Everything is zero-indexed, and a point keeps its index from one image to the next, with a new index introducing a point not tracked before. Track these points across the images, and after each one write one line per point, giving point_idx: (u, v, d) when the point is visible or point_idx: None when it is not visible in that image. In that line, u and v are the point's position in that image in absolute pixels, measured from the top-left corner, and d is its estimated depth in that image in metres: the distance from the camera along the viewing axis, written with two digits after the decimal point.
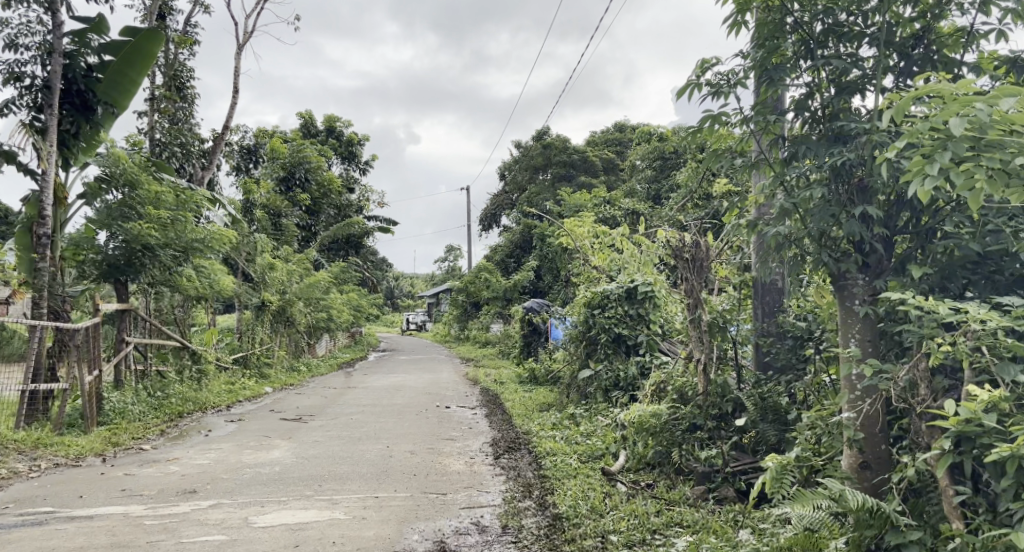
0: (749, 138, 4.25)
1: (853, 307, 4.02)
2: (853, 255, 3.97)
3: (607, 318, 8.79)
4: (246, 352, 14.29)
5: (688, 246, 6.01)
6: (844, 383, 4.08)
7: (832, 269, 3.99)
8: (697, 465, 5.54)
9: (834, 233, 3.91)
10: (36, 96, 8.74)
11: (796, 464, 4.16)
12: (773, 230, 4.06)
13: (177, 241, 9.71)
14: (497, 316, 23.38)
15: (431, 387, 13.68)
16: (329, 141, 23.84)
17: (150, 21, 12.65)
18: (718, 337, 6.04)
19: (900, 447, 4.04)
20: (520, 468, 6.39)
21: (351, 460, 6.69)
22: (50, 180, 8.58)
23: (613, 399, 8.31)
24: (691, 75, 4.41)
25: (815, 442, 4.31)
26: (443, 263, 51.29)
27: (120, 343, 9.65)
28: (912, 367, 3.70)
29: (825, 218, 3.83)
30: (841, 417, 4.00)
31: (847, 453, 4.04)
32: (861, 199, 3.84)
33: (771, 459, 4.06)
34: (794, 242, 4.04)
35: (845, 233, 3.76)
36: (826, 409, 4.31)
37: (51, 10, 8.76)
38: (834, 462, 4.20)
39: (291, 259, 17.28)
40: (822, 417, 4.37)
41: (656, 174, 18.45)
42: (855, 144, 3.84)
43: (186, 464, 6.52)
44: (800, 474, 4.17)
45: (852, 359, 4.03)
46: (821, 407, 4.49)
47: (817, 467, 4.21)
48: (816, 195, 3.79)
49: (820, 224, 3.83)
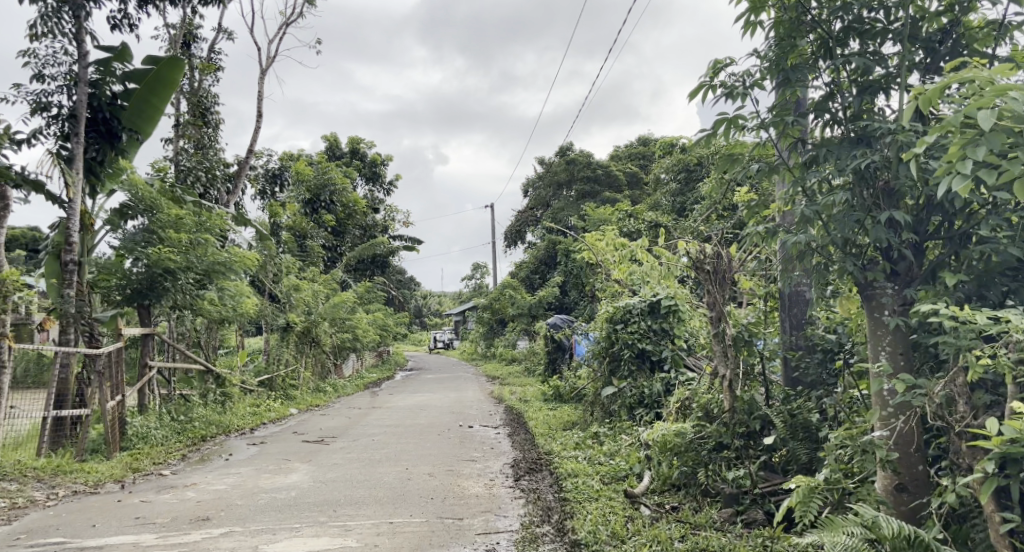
0: (767, 143, 4.02)
1: (882, 318, 3.78)
2: (880, 262, 3.75)
3: (629, 333, 8.60)
4: (270, 374, 14.26)
5: (709, 258, 5.84)
6: (875, 401, 3.84)
7: (858, 278, 3.76)
8: (724, 487, 5.31)
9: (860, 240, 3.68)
10: (63, 125, 8.85)
11: (827, 486, 3.90)
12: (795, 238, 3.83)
13: (198, 264, 9.67)
14: (522, 333, 23.22)
15: (455, 406, 13.54)
16: (353, 162, 23.97)
17: (174, 48, 12.81)
18: (744, 350, 5.88)
19: (938, 468, 3.79)
20: (541, 490, 6.22)
21: (368, 483, 6.56)
22: (76, 208, 8.65)
23: (637, 417, 8.11)
24: (703, 77, 4.20)
25: (847, 462, 4.02)
26: (471, 281, 51.33)
27: (143, 367, 9.58)
28: (949, 382, 3.47)
29: (850, 225, 3.61)
30: (873, 435, 3.74)
31: (882, 475, 3.80)
32: (888, 203, 3.62)
33: (798, 481, 3.85)
34: (817, 250, 3.82)
35: (871, 239, 3.55)
36: (858, 428, 4.06)
37: (76, 41, 8.86)
38: (868, 483, 3.97)
39: (316, 279, 17.33)
40: (853, 435, 4.10)
41: (681, 187, 18.23)
42: (881, 145, 3.63)
43: (203, 490, 6.43)
44: (831, 497, 3.89)
45: (883, 374, 3.79)
46: (852, 425, 4.23)
47: (848, 490, 3.93)
48: (839, 199, 3.57)
49: (845, 231, 3.62)
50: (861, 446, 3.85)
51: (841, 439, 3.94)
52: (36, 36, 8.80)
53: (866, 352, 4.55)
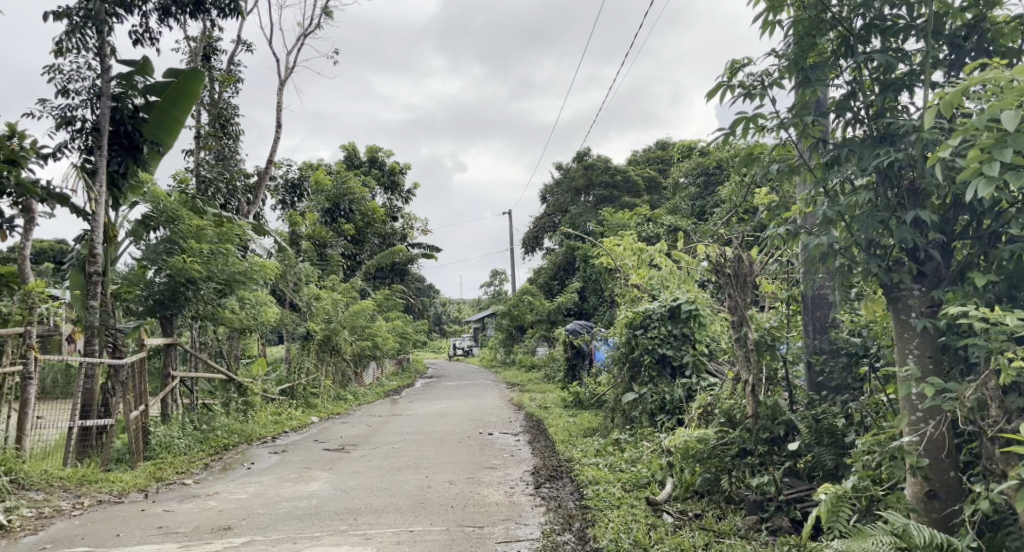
0: (787, 143, 3.96)
1: (909, 321, 3.70)
2: (906, 263, 3.67)
3: (649, 338, 8.53)
4: (292, 383, 14.32)
5: (730, 261, 5.78)
6: (903, 404, 3.75)
7: (883, 279, 3.68)
8: (749, 493, 5.24)
9: (884, 240, 3.60)
10: (87, 138, 8.96)
11: (855, 493, 3.81)
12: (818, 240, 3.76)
13: (219, 274, 9.72)
14: (542, 339, 23.16)
15: (475, 413, 13.52)
16: (372, 171, 24.08)
17: (194, 61, 12.95)
18: (767, 355, 5.79)
19: (970, 474, 3.69)
20: (562, 498, 6.16)
21: (388, 492, 6.53)
22: (99, 220, 8.74)
23: (659, 423, 8.03)
24: (721, 77, 4.14)
25: (874, 468, 3.93)
26: (490, 288, 51.36)
27: (166, 377, 9.65)
28: (980, 386, 3.38)
29: (873, 225, 3.53)
30: (902, 440, 3.65)
31: (911, 482, 3.71)
32: (913, 202, 3.54)
33: (824, 488, 3.76)
34: (840, 251, 3.75)
35: (896, 240, 3.47)
36: (886, 433, 3.97)
37: (99, 55, 8.97)
38: (897, 490, 3.88)
39: (336, 288, 17.41)
40: (880, 441, 4.01)
41: (701, 191, 18.13)
42: (905, 143, 3.56)
43: (225, 499, 6.44)
44: (859, 504, 3.80)
45: (912, 377, 3.70)
46: (880, 430, 4.13)
47: (877, 497, 3.84)
48: (863, 199, 3.49)
49: (868, 232, 3.54)
50: (890, 452, 3.76)
51: (869, 444, 3.84)
52: (60, 51, 8.92)
53: (892, 356, 4.46)
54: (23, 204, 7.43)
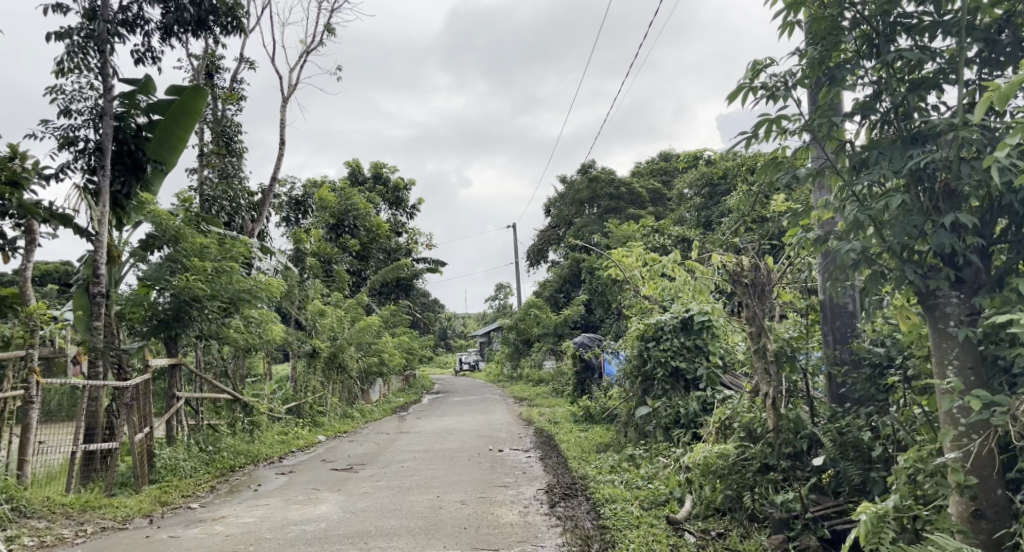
0: (811, 146, 3.80)
1: (947, 329, 3.54)
2: (943, 269, 3.51)
3: (662, 350, 8.37)
4: (299, 401, 14.18)
5: (748, 270, 5.63)
6: (944, 418, 3.58)
7: (918, 286, 3.52)
8: (773, 511, 5.02)
9: (917, 245, 3.44)
10: (90, 158, 8.87)
11: (897, 514, 3.62)
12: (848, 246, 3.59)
13: (223, 292, 9.60)
14: (549, 353, 22.96)
15: (484, 429, 13.34)
16: (376, 187, 24.05)
17: (197, 79, 12.90)
18: (786, 367, 5.60)
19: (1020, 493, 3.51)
20: (578, 518, 6.00)
21: (399, 513, 6.36)
22: (102, 241, 8.63)
23: (674, 438, 7.85)
24: (742, 79, 3.99)
25: (914, 486, 3.74)
26: (495, 302, 51.30)
27: (170, 398, 9.50)
28: None
29: (908, 230, 3.37)
30: (947, 458, 3.47)
31: (955, 501, 3.53)
32: (949, 205, 3.39)
33: (864, 508, 3.58)
34: (871, 257, 3.58)
35: (933, 246, 3.32)
36: (925, 449, 3.79)
37: (101, 74, 8.90)
38: (940, 510, 3.70)
39: (341, 305, 17.29)
40: (920, 457, 3.82)
41: (706, 203, 17.79)
42: (938, 143, 3.40)
43: (232, 523, 6.28)
44: (901, 525, 3.61)
45: (953, 390, 3.54)
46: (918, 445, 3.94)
47: (919, 517, 3.65)
48: (896, 203, 3.34)
49: (902, 237, 3.37)
50: (933, 469, 3.57)
51: (909, 461, 3.65)
52: (62, 71, 8.86)
53: (923, 367, 4.30)
54: (24, 225, 7.30)
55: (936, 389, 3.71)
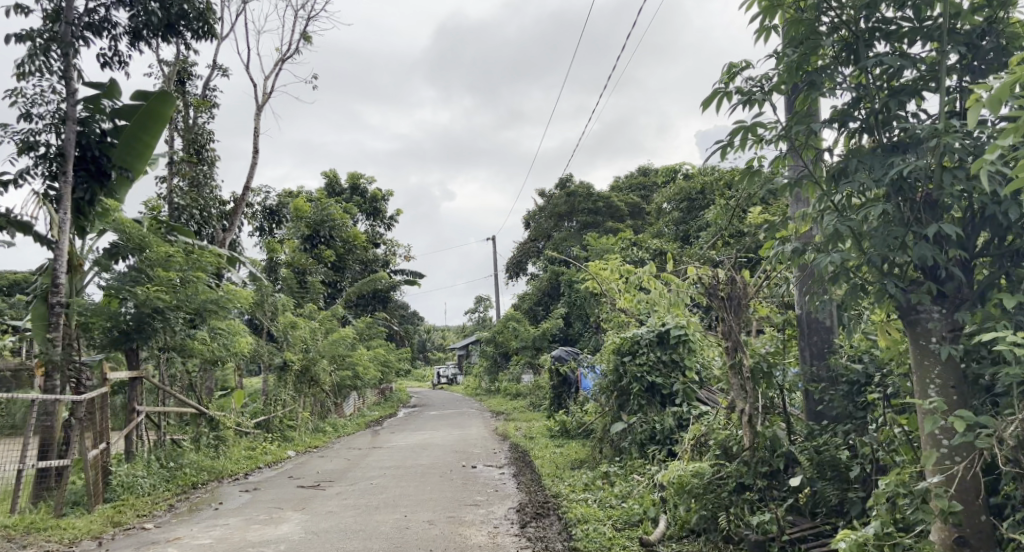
0: (788, 155, 3.66)
1: (928, 346, 3.41)
2: (925, 283, 3.38)
3: (638, 365, 8.23)
4: (268, 415, 13.85)
5: (723, 283, 5.51)
6: (925, 440, 3.48)
7: (899, 300, 3.38)
8: (749, 533, 4.89)
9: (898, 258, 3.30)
10: (51, 164, 8.57)
11: (878, 540, 3.46)
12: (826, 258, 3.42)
13: (190, 302, 9.34)
14: (527, 367, 22.74)
15: (460, 444, 13.09)
16: (353, 198, 23.80)
17: (167, 85, 12.63)
18: (763, 384, 5.44)
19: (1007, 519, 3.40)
20: (549, 539, 5.82)
21: (363, 534, 6.11)
22: (63, 249, 8.34)
23: (649, 455, 7.68)
24: (717, 83, 3.85)
25: (896, 513, 3.58)
26: (474, 316, 51.05)
27: (130, 412, 9.18)
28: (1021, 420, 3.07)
29: (888, 241, 3.21)
30: (929, 481, 3.33)
31: (938, 527, 3.41)
32: (930, 217, 3.26)
33: (843, 535, 3.42)
34: (850, 270, 3.42)
35: (915, 258, 3.16)
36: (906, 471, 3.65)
37: (64, 78, 8.63)
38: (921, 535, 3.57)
39: (314, 316, 16.99)
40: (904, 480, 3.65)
41: (683, 216, 17.86)
42: (919, 152, 3.26)
43: (185, 545, 5.99)
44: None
45: (936, 410, 3.40)
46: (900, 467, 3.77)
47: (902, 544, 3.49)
48: (876, 212, 3.18)
49: (882, 248, 3.22)
50: (917, 494, 3.42)
51: (890, 486, 3.49)
52: (23, 75, 8.59)
53: (904, 385, 4.15)
54: None
55: (917, 409, 3.58)
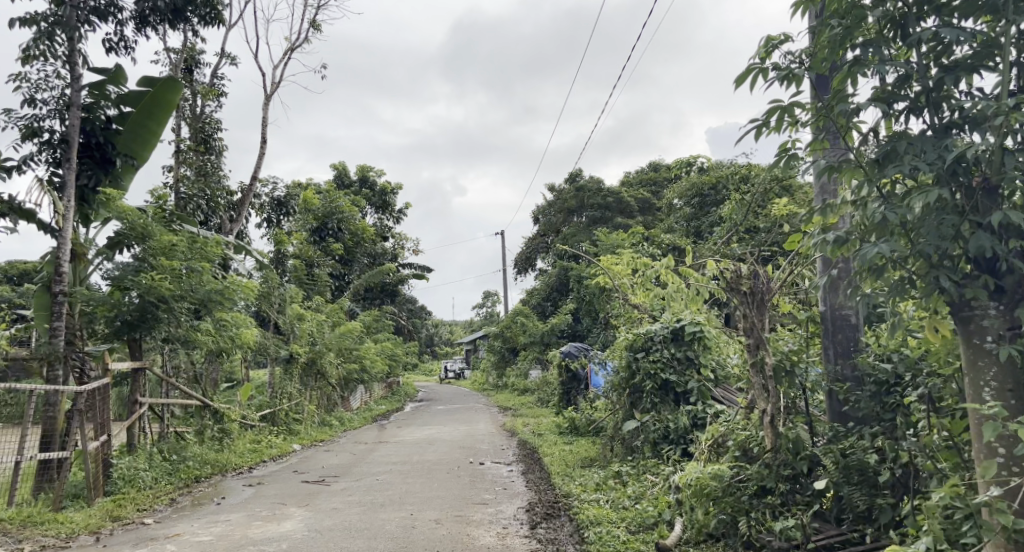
0: (826, 139, 3.42)
1: (985, 345, 3.21)
2: (981, 276, 3.15)
3: (651, 362, 8.00)
4: (273, 408, 13.68)
5: (746, 277, 5.30)
6: (980, 448, 3.27)
7: (953, 296, 3.15)
8: (772, 539, 4.65)
9: (952, 249, 3.07)
10: (55, 151, 8.43)
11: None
12: (873, 248, 3.17)
13: (194, 293, 9.18)
14: (536, 362, 22.52)
15: (467, 440, 12.91)
16: (362, 190, 23.62)
17: (175, 72, 12.44)
18: (785, 383, 5.15)
19: None
20: (561, 541, 5.60)
21: (367, 533, 5.91)
22: (66, 237, 8.15)
23: (664, 455, 7.47)
24: (752, 59, 3.60)
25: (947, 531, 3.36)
26: (481, 311, 50.98)
27: (133, 404, 9.02)
28: None
29: (942, 232, 2.99)
30: (988, 492, 3.11)
31: (995, 544, 3.18)
32: (988, 204, 3.03)
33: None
34: (897, 261, 3.19)
35: (971, 248, 2.93)
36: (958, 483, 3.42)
37: (69, 63, 8.44)
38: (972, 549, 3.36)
39: (321, 309, 16.84)
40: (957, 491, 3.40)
41: (695, 213, 17.60)
42: (976, 135, 3.01)
43: (184, 542, 5.80)
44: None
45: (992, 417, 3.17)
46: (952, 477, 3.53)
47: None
48: (930, 198, 2.95)
49: (935, 239, 3.00)
50: (975, 509, 3.19)
51: (942, 499, 3.26)
52: (26, 59, 8.39)
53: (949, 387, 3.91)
54: None
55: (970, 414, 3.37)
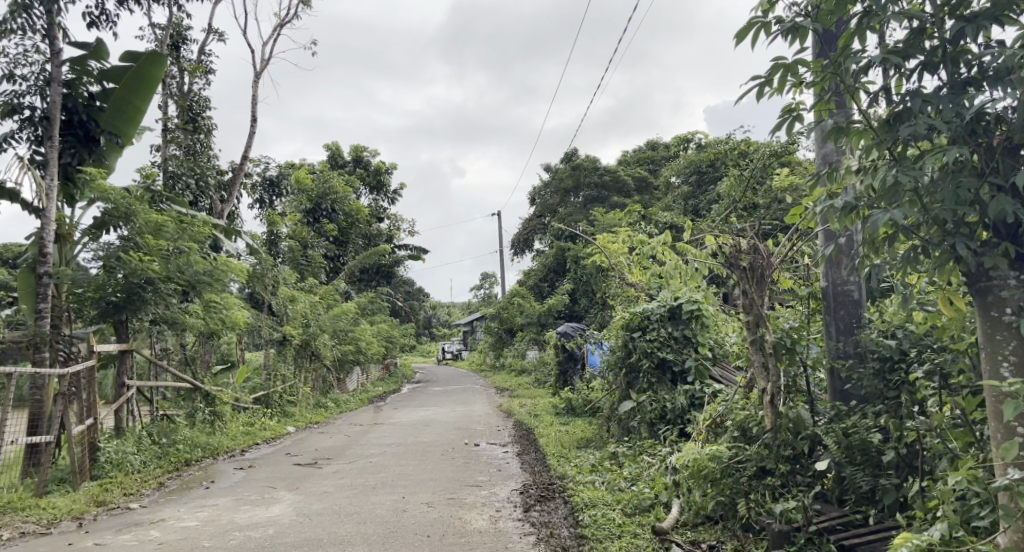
0: (833, 98, 3.22)
1: (1001, 318, 3.06)
2: (1000, 243, 2.99)
3: (648, 341, 7.84)
4: (267, 390, 13.53)
5: (745, 252, 5.11)
6: (998, 428, 3.12)
7: (971, 264, 2.99)
8: (771, 522, 4.47)
9: (969, 215, 2.92)
10: (36, 128, 8.21)
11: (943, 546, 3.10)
12: (885, 214, 3.00)
13: (182, 274, 8.98)
14: (533, 343, 22.36)
15: (463, 421, 12.78)
16: (356, 170, 23.36)
17: (160, 48, 12.15)
18: (785, 360, 5.05)
19: None
20: (555, 524, 5.46)
21: (357, 517, 5.76)
22: (50, 217, 7.91)
23: (660, 435, 7.32)
24: (754, 13, 3.38)
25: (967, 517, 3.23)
26: (480, 292, 50.87)
27: (121, 387, 8.84)
28: None
29: (960, 195, 2.84)
30: (1007, 472, 2.97)
31: (1014, 527, 3.04)
32: (1010, 164, 2.87)
33: (904, 537, 3.07)
34: (911, 227, 3.03)
35: (991, 213, 2.77)
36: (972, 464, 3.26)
37: (48, 38, 8.18)
38: (989, 531, 3.22)
39: (315, 291, 16.66)
40: (971, 472, 3.25)
41: (693, 190, 17.39)
42: (997, 91, 2.83)
43: (169, 528, 5.65)
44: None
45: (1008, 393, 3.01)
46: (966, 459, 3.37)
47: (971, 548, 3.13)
48: (949, 158, 2.78)
49: (952, 203, 2.84)
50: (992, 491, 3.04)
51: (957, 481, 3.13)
52: (3, 33, 8.13)
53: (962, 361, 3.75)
54: None
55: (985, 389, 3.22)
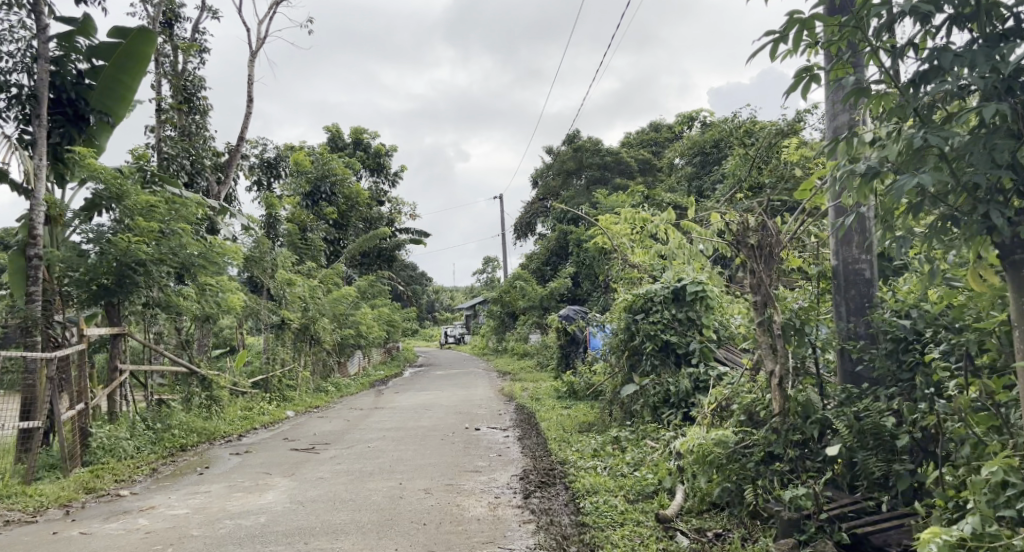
0: (851, 56, 3.01)
1: None
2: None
3: (651, 323, 7.65)
4: (266, 375, 13.38)
5: (754, 230, 4.89)
6: None
7: (1003, 234, 2.78)
8: (780, 510, 4.26)
9: (1003, 180, 2.72)
10: (24, 107, 7.98)
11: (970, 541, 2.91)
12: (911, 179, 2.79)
13: (174, 256, 8.78)
14: (535, 326, 22.18)
15: (463, 405, 12.62)
16: (356, 153, 23.11)
17: (153, 25, 11.89)
18: (794, 341, 4.85)
19: None
20: (555, 511, 5.29)
21: (352, 504, 5.59)
22: (39, 200, 7.69)
23: (663, 419, 7.13)
24: None
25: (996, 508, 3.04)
26: (483, 275, 50.68)
27: (114, 370, 8.69)
28: None
29: (993, 156, 2.64)
30: None
31: None
32: None
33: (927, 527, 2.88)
34: (938, 195, 2.83)
35: None
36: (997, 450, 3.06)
37: (34, 13, 7.92)
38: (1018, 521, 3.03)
39: (314, 274, 16.47)
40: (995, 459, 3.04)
41: (697, 171, 17.15)
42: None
43: (157, 516, 5.49)
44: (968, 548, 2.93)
45: None
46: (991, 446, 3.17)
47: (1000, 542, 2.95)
48: (986, 114, 2.59)
49: (985, 165, 2.64)
50: None
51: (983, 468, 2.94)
52: None
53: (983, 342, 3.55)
54: None
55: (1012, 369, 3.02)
